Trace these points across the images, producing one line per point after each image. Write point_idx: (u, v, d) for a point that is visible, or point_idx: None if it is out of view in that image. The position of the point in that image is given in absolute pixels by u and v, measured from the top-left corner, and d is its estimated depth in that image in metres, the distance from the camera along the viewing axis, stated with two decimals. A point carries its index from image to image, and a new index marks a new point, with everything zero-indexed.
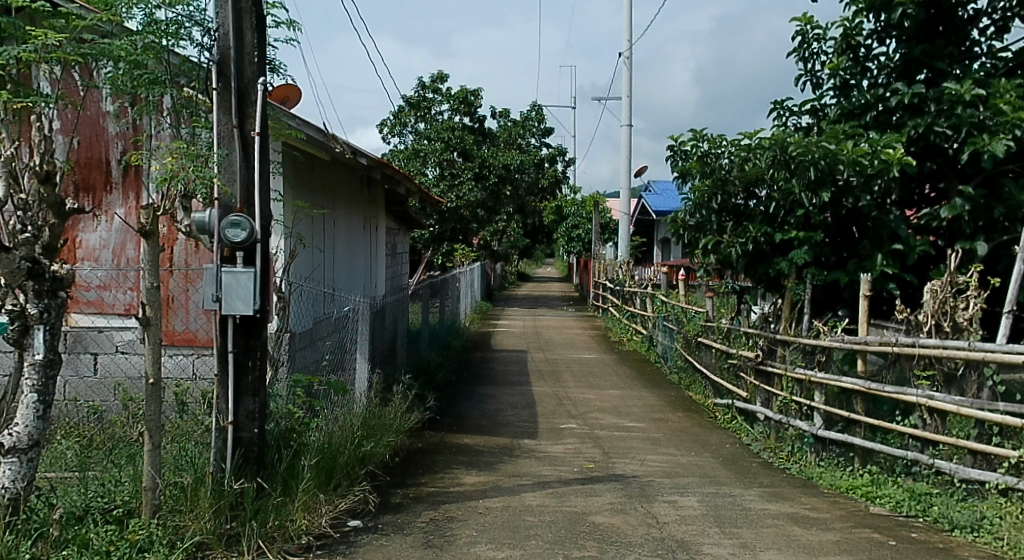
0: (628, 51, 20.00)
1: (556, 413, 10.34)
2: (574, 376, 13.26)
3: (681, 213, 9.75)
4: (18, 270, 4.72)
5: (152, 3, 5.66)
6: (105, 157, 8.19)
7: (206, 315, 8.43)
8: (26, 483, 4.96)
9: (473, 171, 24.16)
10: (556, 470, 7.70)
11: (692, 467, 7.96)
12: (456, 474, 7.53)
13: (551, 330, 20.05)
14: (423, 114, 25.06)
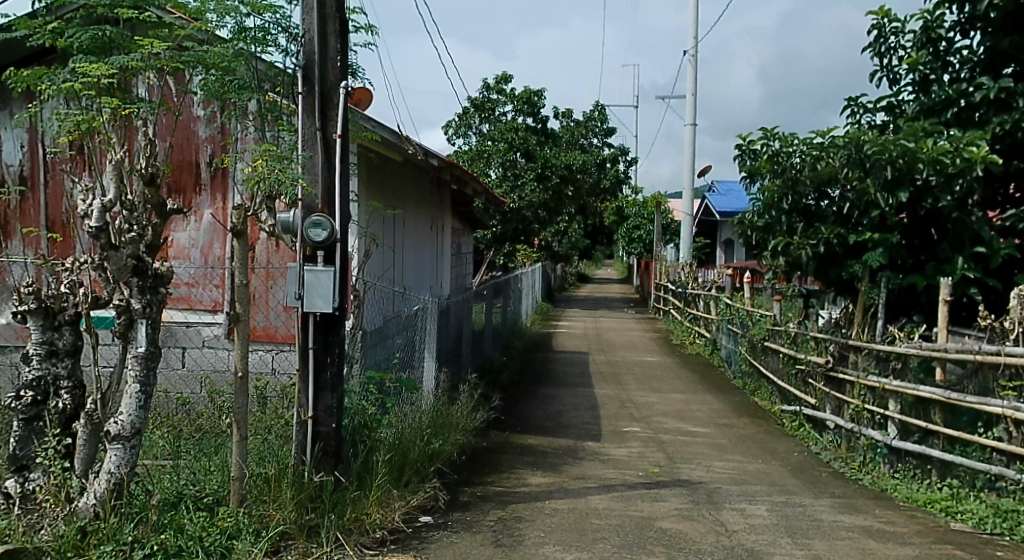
0: (694, 49, 19.91)
1: (618, 416, 10.40)
2: (636, 378, 13.30)
3: (749, 213, 9.67)
4: (124, 267, 4.98)
5: (241, 12, 5.85)
6: (195, 160, 8.47)
7: (287, 312, 8.68)
8: (130, 469, 5.19)
9: (535, 172, 24.27)
10: (621, 474, 7.78)
11: (760, 475, 7.96)
12: (522, 474, 7.66)
13: (611, 331, 20.09)
14: (488, 115, 25.21)
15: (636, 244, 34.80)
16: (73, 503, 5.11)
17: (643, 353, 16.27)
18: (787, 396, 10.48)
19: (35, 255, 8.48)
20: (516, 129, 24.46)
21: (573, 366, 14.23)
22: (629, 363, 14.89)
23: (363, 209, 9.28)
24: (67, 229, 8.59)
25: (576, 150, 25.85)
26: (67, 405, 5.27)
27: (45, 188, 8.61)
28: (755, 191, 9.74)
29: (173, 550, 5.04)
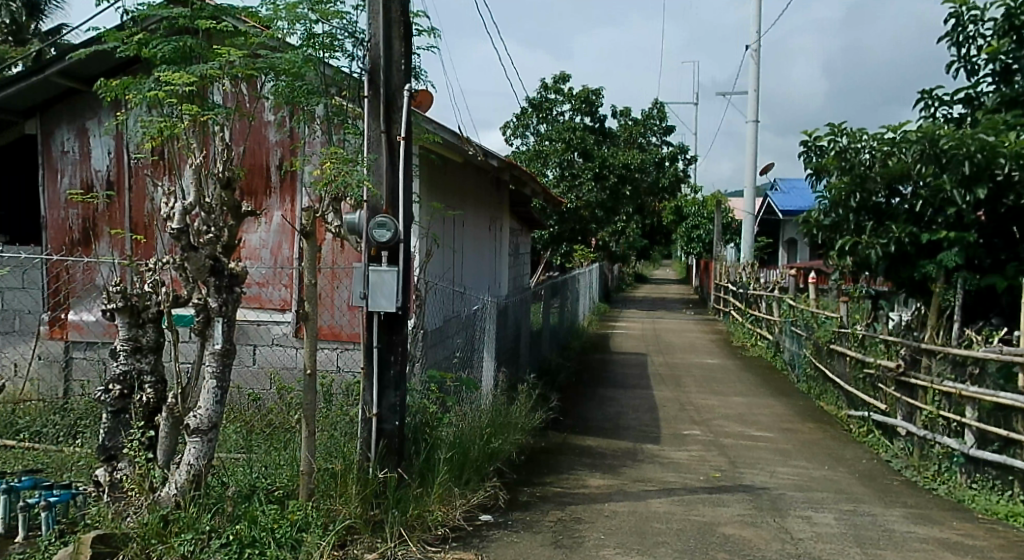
0: (756, 43, 19.69)
1: (678, 419, 10.40)
2: (696, 380, 13.25)
3: (814, 211, 9.48)
4: (203, 267, 5.20)
5: (310, 18, 6.06)
6: (266, 164, 8.72)
7: (351, 312, 8.87)
8: (208, 461, 5.41)
9: (593, 171, 24.23)
10: (681, 478, 7.80)
11: (826, 482, 7.90)
12: (580, 475, 7.70)
13: (670, 333, 19.98)
14: (545, 115, 25.27)
15: (696, 244, 34.57)
16: (155, 493, 5.34)
17: (703, 355, 16.19)
18: (854, 401, 10.37)
19: (119, 255, 8.86)
20: (574, 128, 24.48)
21: (633, 368, 14.24)
22: (688, 365, 14.82)
23: (425, 209, 9.42)
24: (149, 229, 8.92)
25: (634, 149, 25.75)
26: (150, 399, 5.52)
27: (129, 192, 8.95)
28: (821, 189, 9.60)
29: (247, 540, 5.24)
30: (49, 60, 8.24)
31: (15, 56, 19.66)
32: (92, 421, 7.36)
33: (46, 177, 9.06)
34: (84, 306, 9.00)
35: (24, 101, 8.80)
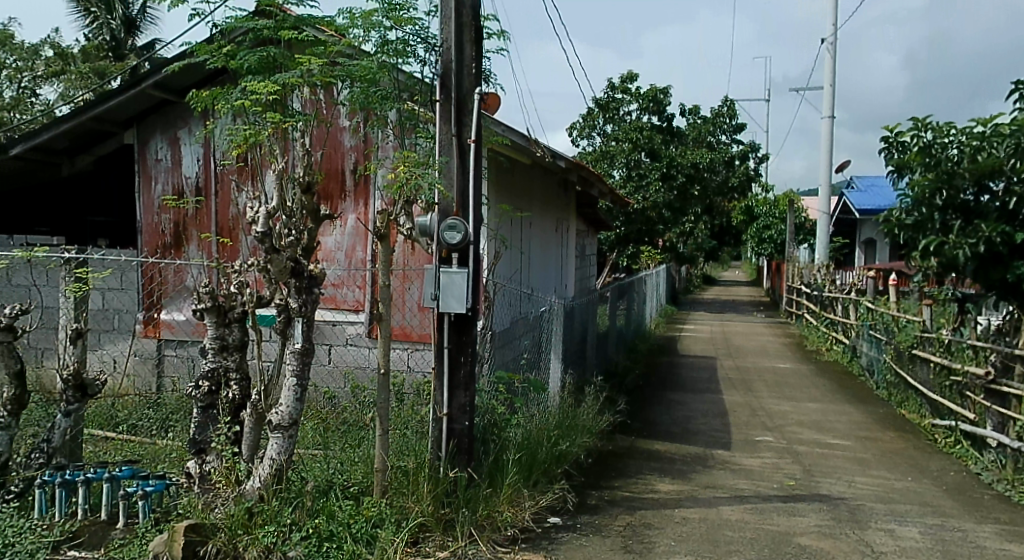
0: (833, 37, 19.41)
1: (750, 425, 10.30)
2: (768, 385, 13.10)
3: (895, 210, 9.03)
4: (285, 269, 5.39)
5: (385, 24, 6.21)
6: (341, 168, 8.95)
7: (422, 312, 9.04)
8: (288, 456, 5.63)
9: (660, 171, 24.03)
10: (754, 485, 7.72)
11: (910, 494, 7.74)
12: (649, 480, 7.66)
13: (741, 336, 19.74)
14: (612, 116, 25.23)
15: (767, 243, 33.63)
16: (241, 485, 5.58)
17: (776, 360, 15.99)
18: (939, 409, 10.10)
19: (203, 256, 9.15)
20: (641, 128, 24.31)
21: (702, 372, 14.14)
22: (760, 370, 14.66)
23: (493, 211, 9.58)
24: (233, 232, 9.25)
25: (703, 149, 25.49)
26: (236, 395, 5.76)
27: (216, 197, 9.28)
28: (903, 187, 9.14)
29: (325, 534, 5.43)
30: (145, 73, 8.58)
31: (114, 69, 20.62)
32: (184, 416, 7.72)
33: (141, 183, 9.45)
34: (175, 306, 9.32)
35: (122, 113, 9.19)
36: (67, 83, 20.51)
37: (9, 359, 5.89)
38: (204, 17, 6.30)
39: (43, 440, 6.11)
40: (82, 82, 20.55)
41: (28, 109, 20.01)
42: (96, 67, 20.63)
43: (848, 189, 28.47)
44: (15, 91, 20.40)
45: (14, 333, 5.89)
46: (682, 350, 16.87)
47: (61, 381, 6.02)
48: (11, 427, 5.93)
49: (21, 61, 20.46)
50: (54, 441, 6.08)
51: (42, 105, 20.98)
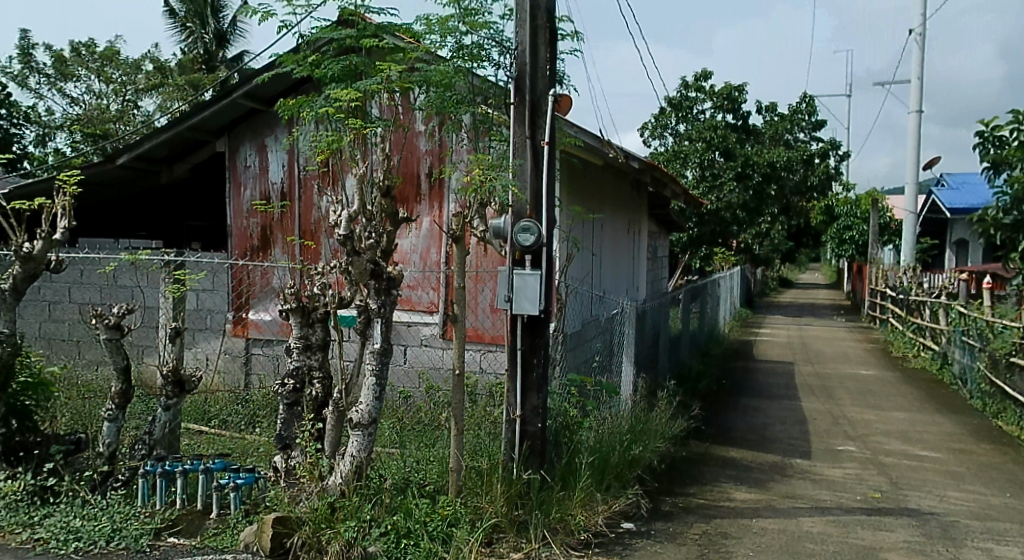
0: (921, 28, 18.99)
1: (832, 433, 10.10)
2: (850, 393, 12.86)
3: (991, 209, 8.67)
4: (365, 271, 5.54)
5: (460, 29, 6.30)
6: (416, 172, 9.11)
7: (494, 314, 9.12)
8: (368, 454, 5.77)
9: (734, 171, 23.67)
10: (837, 497, 7.55)
11: (1005, 510, 7.44)
12: (726, 488, 7.59)
13: (821, 342, 19.36)
14: (685, 115, 24.99)
15: (849, 245, 32.83)
16: (324, 480, 5.75)
17: (860, 366, 15.66)
18: None
19: (289, 258, 9.42)
20: (715, 127, 23.98)
21: (779, 378, 13.94)
22: (842, 377, 14.38)
23: (566, 212, 9.66)
24: (316, 235, 9.49)
25: (780, 147, 25.01)
26: (319, 393, 6.09)
27: (299, 201, 9.54)
28: (1000, 184, 8.82)
29: (403, 531, 5.56)
30: (236, 84, 8.91)
31: (208, 82, 21.43)
32: (270, 412, 8.01)
33: (231, 188, 9.76)
34: (263, 307, 9.58)
35: (213, 123, 9.51)
36: (164, 95, 21.21)
37: (116, 356, 6.22)
38: (290, 28, 6.45)
39: (146, 432, 6.46)
40: (180, 95, 21.47)
41: (132, 121, 21.24)
42: (192, 80, 21.50)
43: (939, 188, 27.65)
44: (120, 104, 21.86)
45: (119, 332, 6.21)
46: (759, 355, 16.67)
47: (161, 378, 6.30)
48: (118, 419, 6.31)
49: (125, 75, 21.96)
50: (156, 433, 6.42)
51: (143, 117, 21.78)
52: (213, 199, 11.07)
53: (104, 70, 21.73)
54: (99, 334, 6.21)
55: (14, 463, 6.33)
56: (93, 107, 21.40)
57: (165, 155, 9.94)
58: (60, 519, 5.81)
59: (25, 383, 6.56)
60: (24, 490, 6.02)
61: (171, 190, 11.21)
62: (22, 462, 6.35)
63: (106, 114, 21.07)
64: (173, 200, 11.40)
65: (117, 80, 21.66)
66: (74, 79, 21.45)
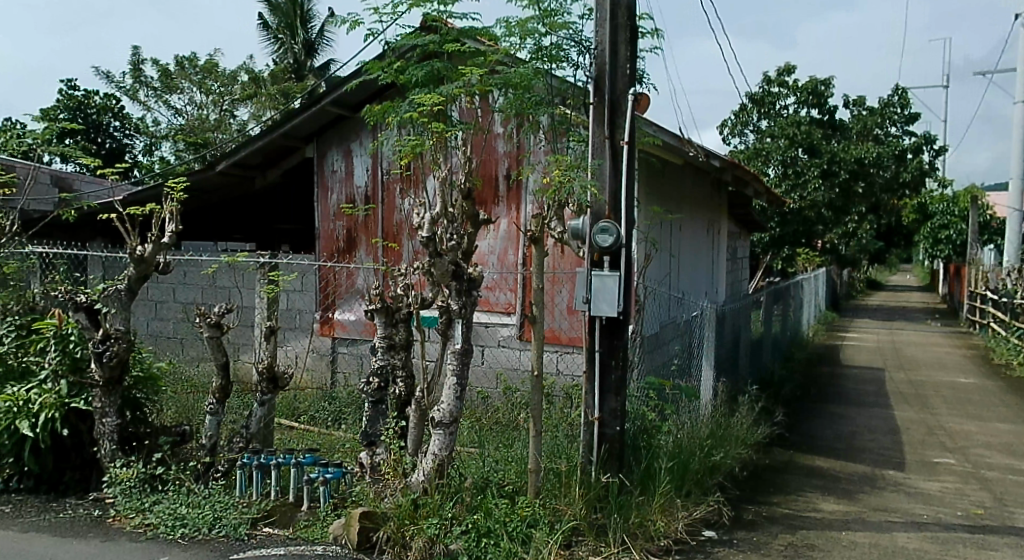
0: None
1: (927, 445, 9.76)
2: (947, 403, 12.42)
3: None
4: (446, 272, 5.63)
5: (540, 31, 6.33)
6: (495, 174, 9.19)
7: (572, 315, 9.11)
8: (449, 452, 5.86)
9: (819, 169, 22.69)
10: (935, 512, 7.29)
11: None
12: (812, 499, 7.45)
13: (913, 347, 18.82)
14: (767, 110, 24.18)
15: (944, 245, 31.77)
16: (408, 478, 5.88)
17: (957, 374, 15.14)
18: None
19: (375, 260, 9.61)
20: (799, 123, 23.18)
21: (868, 385, 13.59)
22: (938, 385, 13.93)
23: (644, 213, 9.60)
24: (398, 237, 9.62)
25: (870, 142, 23.83)
26: (401, 391, 6.16)
27: (382, 204, 9.67)
28: None
29: (483, 530, 5.61)
30: (324, 92, 9.13)
31: (298, 91, 21.82)
32: (354, 410, 8.19)
33: (319, 192, 10.02)
34: (347, 306, 9.76)
35: (303, 130, 9.77)
36: (258, 105, 21.79)
37: (217, 353, 6.48)
38: (376, 36, 6.62)
39: (243, 427, 6.74)
40: (271, 103, 21.92)
41: (229, 128, 21.86)
42: (282, 89, 21.96)
43: None
44: (218, 114, 22.60)
45: (221, 330, 6.47)
46: (846, 360, 16.30)
47: (257, 374, 6.60)
48: (218, 412, 6.64)
49: (223, 86, 22.51)
50: (252, 427, 6.70)
51: (238, 125, 22.39)
52: (301, 202, 11.33)
53: (204, 82, 22.41)
54: (202, 332, 6.50)
55: (127, 451, 6.60)
56: (195, 118, 22.22)
57: (258, 162, 10.24)
58: (168, 506, 6.09)
59: (136, 377, 6.93)
60: (135, 478, 6.32)
61: (263, 195, 11.56)
62: (134, 451, 6.62)
63: (205, 123, 21.86)
64: (266, 206, 11.76)
65: (218, 91, 22.32)
66: (178, 91, 22.49)
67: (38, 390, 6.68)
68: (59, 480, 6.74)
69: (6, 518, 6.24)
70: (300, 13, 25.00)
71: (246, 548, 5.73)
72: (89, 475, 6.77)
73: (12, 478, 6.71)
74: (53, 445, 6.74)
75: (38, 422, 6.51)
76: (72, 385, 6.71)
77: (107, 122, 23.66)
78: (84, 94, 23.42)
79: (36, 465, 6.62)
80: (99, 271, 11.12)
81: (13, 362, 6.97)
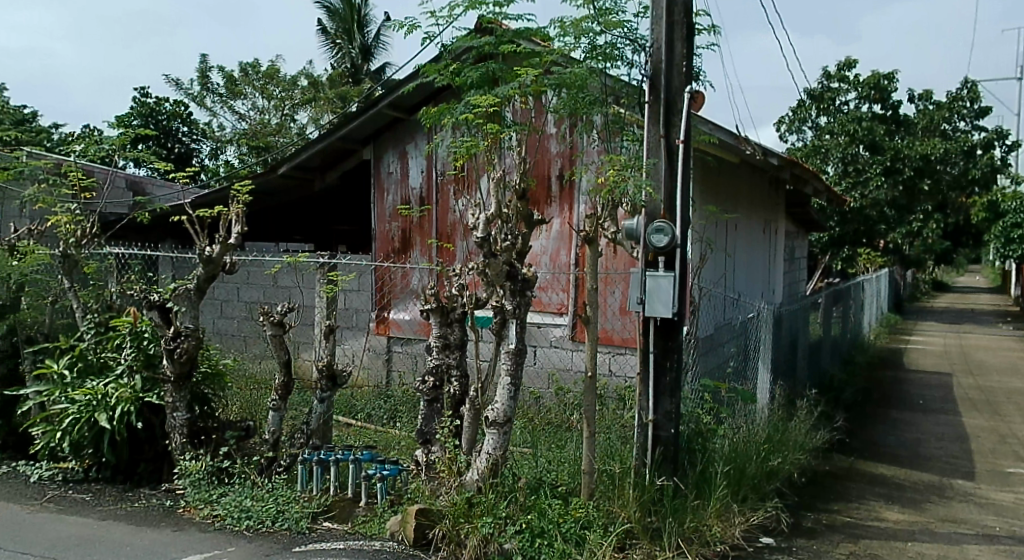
0: None
1: (997, 454, 9.49)
2: (1020, 410, 12.02)
3: None
4: (500, 273, 5.65)
5: (595, 30, 6.32)
6: (548, 174, 9.17)
7: (625, 316, 9.05)
8: (503, 452, 5.86)
9: (882, 166, 21.96)
10: (1005, 524, 7.09)
11: None
12: (874, 507, 7.31)
13: (980, 352, 18.36)
14: (826, 106, 23.42)
15: None
16: (462, 475, 5.90)
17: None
18: None
19: (428, 259, 9.62)
20: (860, 119, 22.45)
21: (934, 391, 13.28)
22: (1008, 392, 13.54)
23: (699, 213, 9.51)
24: (451, 237, 9.65)
25: (936, 138, 23.24)
26: (456, 391, 6.25)
27: (437, 205, 9.69)
28: None
29: (537, 530, 5.61)
30: (380, 95, 9.19)
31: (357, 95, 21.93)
32: (409, 407, 8.26)
33: (374, 194, 10.10)
34: (402, 306, 9.77)
35: (360, 133, 9.86)
36: (317, 109, 22.01)
37: (280, 350, 6.57)
38: (433, 39, 6.74)
39: (304, 423, 6.77)
40: (329, 107, 22.08)
41: (289, 133, 22.11)
42: (341, 93, 22.09)
43: None
44: (280, 119, 22.65)
45: (283, 328, 6.57)
46: (910, 365, 15.95)
47: (317, 371, 6.65)
48: (281, 408, 6.72)
49: (283, 91, 22.78)
50: (311, 424, 6.71)
51: (298, 130, 22.65)
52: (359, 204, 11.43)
53: (266, 88, 22.74)
54: (266, 329, 6.60)
55: (196, 445, 6.74)
56: (257, 122, 22.54)
57: (316, 164, 10.37)
58: (235, 498, 6.26)
59: (205, 373, 7.11)
60: (203, 470, 6.49)
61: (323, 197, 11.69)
62: (202, 445, 6.74)
63: (266, 128, 22.13)
64: (325, 207, 11.88)
65: (278, 96, 22.56)
66: (242, 97, 22.91)
67: (114, 384, 6.90)
68: (133, 471, 6.96)
69: (84, 506, 6.52)
70: (358, 18, 25.26)
71: (307, 542, 5.85)
72: (161, 467, 6.94)
73: (91, 467, 7.01)
74: (128, 437, 6.93)
75: (114, 414, 6.72)
76: (146, 380, 6.94)
77: (176, 128, 24.17)
78: (155, 101, 23.98)
79: (113, 456, 6.83)
80: (169, 269, 11.20)
81: (92, 357, 7.19)
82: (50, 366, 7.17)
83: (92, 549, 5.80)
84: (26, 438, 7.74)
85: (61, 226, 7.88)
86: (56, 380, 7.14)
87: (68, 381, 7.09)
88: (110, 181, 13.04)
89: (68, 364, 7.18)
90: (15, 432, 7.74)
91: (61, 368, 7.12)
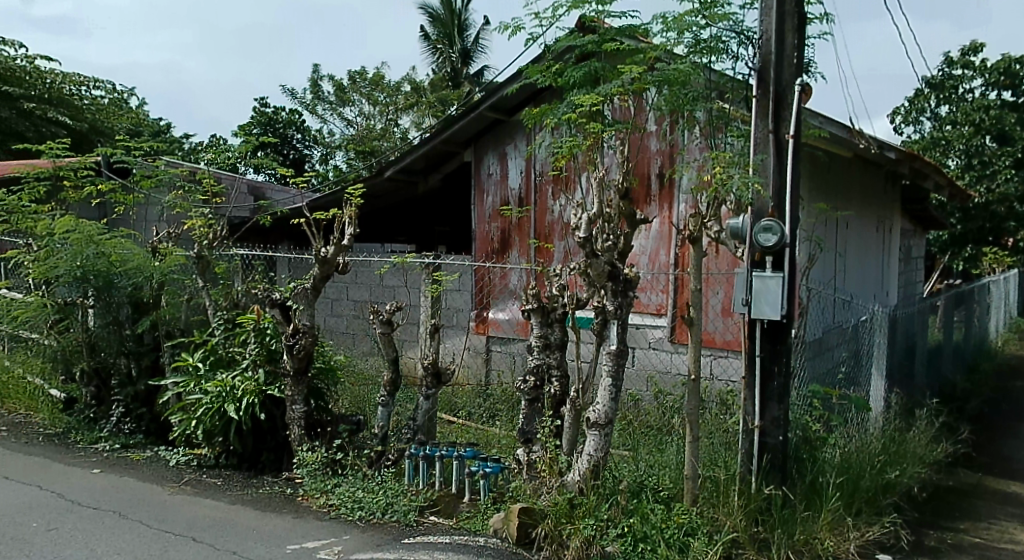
0: None
1: None
2: None
3: None
4: (602, 273, 5.55)
5: (699, 23, 6.15)
6: (647, 173, 9.05)
7: (727, 317, 8.82)
8: (604, 454, 5.77)
9: (1012, 157, 20.11)
10: None
11: None
12: (1006, 528, 6.90)
13: None
14: (948, 95, 21.56)
15: None
16: (564, 476, 5.86)
17: None
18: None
19: (527, 259, 9.58)
20: (986, 107, 20.61)
21: None
22: None
23: (809, 211, 9.19)
24: (550, 237, 9.59)
25: None
26: (557, 391, 6.17)
27: (535, 205, 9.66)
28: None
29: (640, 535, 5.52)
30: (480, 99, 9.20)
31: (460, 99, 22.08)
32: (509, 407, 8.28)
33: (476, 195, 10.14)
34: (502, 306, 9.80)
35: (463, 134, 9.90)
36: (420, 113, 22.34)
37: (387, 349, 6.65)
38: (536, 39, 6.69)
39: (410, 418, 6.81)
40: (432, 111, 22.28)
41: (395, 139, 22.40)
42: (444, 98, 22.25)
43: None
44: (384, 122, 23.05)
45: (392, 326, 6.63)
46: None
47: (422, 368, 6.70)
48: (389, 404, 6.82)
49: (388, 98, 23.15)
50: (418, 420, 6.76)
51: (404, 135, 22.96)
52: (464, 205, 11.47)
53: (373, 94, 23.22)
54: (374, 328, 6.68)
55: (314, 436, 6.89)
56: (364, 127, 22.98)
57: (421, 166, 10.48)
58: (347, 489, 6.38)
59: (319, 368, 7.24)
60: (319, 461, 6.65)
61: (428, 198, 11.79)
62: (319, 437, 6.90)
63: (372, 133, 22.56)
64: (431, 208, 11.99)
65: (384, 102, 22.95)
66: (349, 104, 23.52)
67: (240, 377, 7.12)
68: (258, 459, 7.20)
69: (215, 489, 6.76)
70: (458, 22, 25.61)
71: (416, 535, 5.89)
72: (282, 456, 7.17)
73: (220, 454, 7.23)
74: (252, 427, 7.13)
75: (241, 405, 6.92)
76: (269, 373, 7.14)
77: (291, 135, 24.90)
78: (272, 109, 24.83)
79: (239, 445, 7.07)
80: (287, 270, 11.61)
81: (221, 351, 7.45)
82: (187, 359, 7.46)
83: (223, 529, 6.02)
84: (166, 425, 8.09)
85: (197, 228, 8.22)
86: (192, 371, 7.43)
87: (202, 373, 7.35)
88: (235, 185, 13.57)
89: (202, 357, 7.44)
90: (157, 419, 8.10)
91: (195, 361, 7.39)
